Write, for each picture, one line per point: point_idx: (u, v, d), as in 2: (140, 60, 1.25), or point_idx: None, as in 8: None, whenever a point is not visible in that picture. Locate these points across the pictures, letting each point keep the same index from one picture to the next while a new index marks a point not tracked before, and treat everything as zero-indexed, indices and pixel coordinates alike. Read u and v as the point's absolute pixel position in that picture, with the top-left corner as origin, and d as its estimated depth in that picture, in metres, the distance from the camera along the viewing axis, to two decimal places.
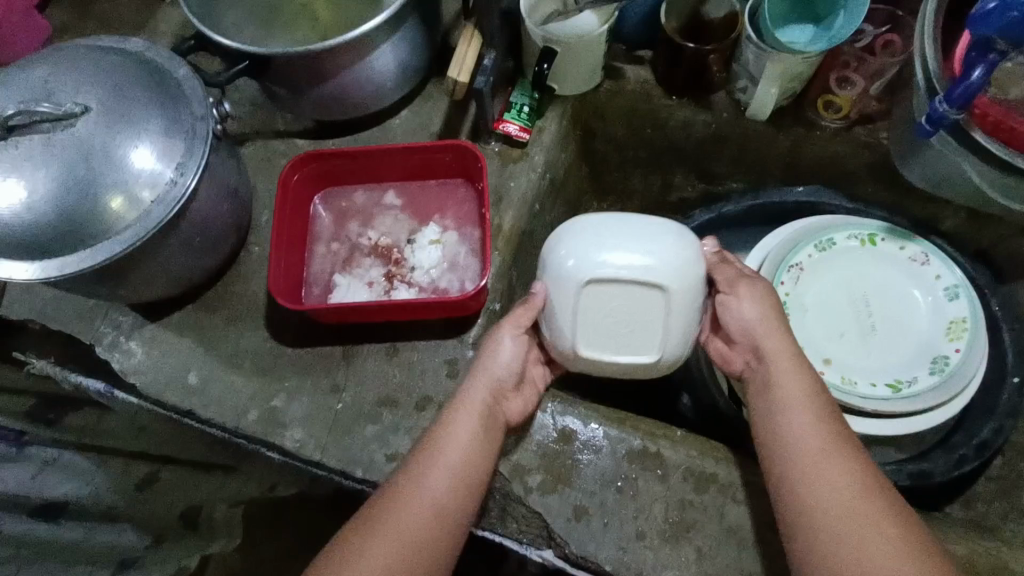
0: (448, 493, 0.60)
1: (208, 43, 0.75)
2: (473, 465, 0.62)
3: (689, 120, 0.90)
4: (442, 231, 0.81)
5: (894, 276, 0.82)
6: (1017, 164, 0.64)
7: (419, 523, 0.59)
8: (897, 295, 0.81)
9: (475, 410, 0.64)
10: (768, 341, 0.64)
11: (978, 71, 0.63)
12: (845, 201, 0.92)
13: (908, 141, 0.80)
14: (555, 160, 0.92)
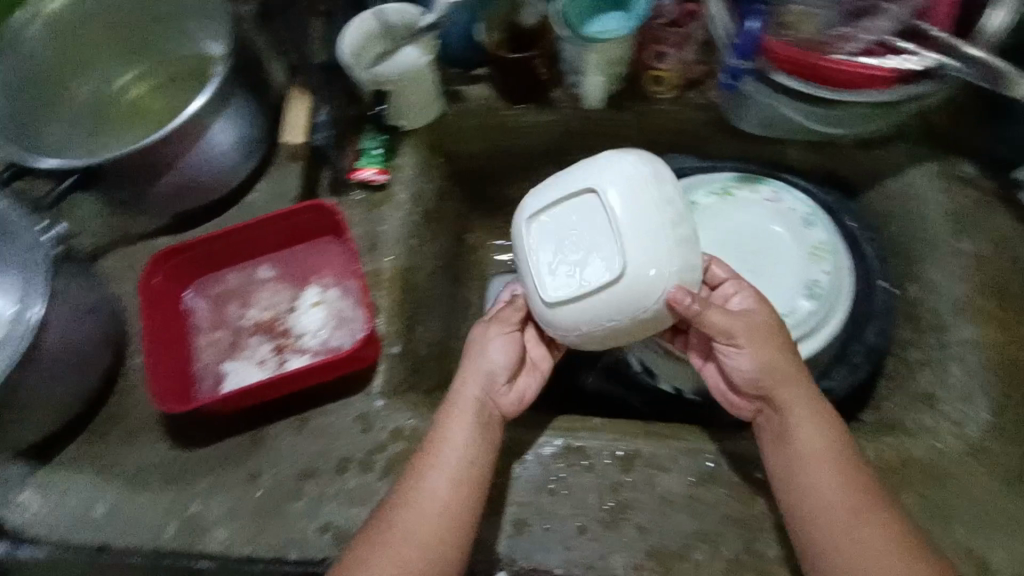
0: (453, 489, 0.63)
1: (27, 170, 0.73)
2: (468, 464, 0.64)
3: (536, 123, 0.93)
4: (323, 291, 0.80)
5: (761, 216, 0.86)
6: (815, 92, 0.72)
7: (422, 531, 0.61)
8: (767, 233, 0.86)
9: (462, 408, 0.67)
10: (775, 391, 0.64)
11: (751, 22, 0.71)
12: (699, 158, 0.95)
13: (729, 98, 0.85)
14: (422, 192, 0.92)
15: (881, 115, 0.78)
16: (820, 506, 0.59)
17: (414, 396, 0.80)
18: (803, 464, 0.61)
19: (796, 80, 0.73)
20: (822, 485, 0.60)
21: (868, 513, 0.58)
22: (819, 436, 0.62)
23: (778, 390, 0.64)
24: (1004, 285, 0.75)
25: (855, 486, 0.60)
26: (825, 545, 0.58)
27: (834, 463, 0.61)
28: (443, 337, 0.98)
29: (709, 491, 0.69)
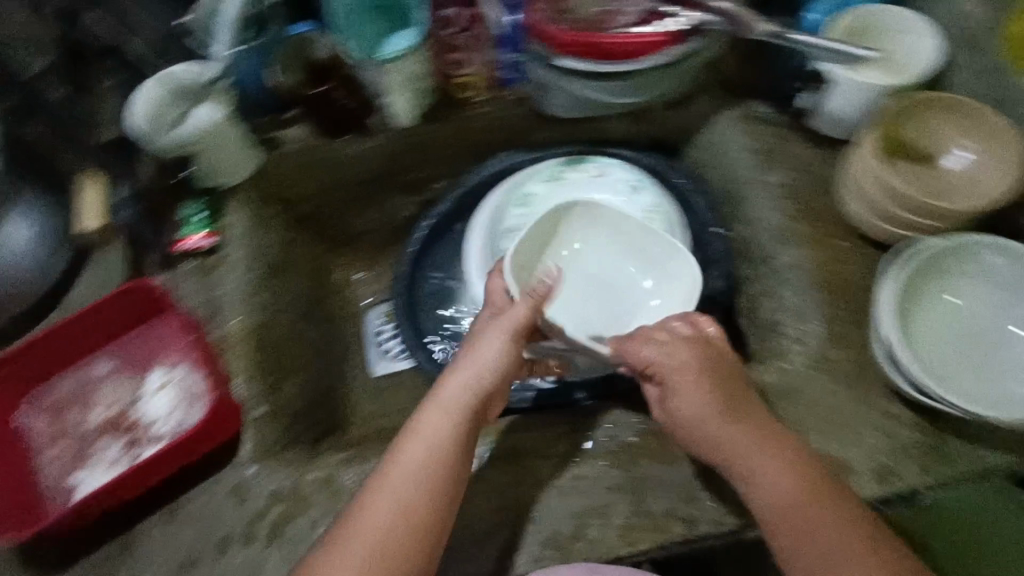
0: (420, 487, 0.61)
1: None
2: (442, 455, 0.63)
3: (361, 152, 0.91)
4: (168, 371, 0.77)
5: (592, 230, 0.84)
6: (600, 69, 0.75)
7: (382, 526, 0.59)
8: (601, 241, 0.84)
9: (444, 401, 0.67)
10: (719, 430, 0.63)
11: None
12: (526, 150, 0.95)
13: (538, 86, 0.86)
14: (262, 246, 0.88)
15: (670, 79, 0.82)
16: (790, 506, 0.59)
17: (290, 453, 0.77)
18: (752, 470, 0.61)
19: (585, 61, 0.75)
20: (773, 488, 0.60)
21: (827, 503, 0.59)
22: (770, 443, 0.62)
23: (727, 412, 0.64)
24: (815, 206, 0.80)
25: (807, 482, 0.60)
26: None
27: (788, 461, 0.61)
28: (321, 384, 0.95)
29: (590, 467, 0.71)
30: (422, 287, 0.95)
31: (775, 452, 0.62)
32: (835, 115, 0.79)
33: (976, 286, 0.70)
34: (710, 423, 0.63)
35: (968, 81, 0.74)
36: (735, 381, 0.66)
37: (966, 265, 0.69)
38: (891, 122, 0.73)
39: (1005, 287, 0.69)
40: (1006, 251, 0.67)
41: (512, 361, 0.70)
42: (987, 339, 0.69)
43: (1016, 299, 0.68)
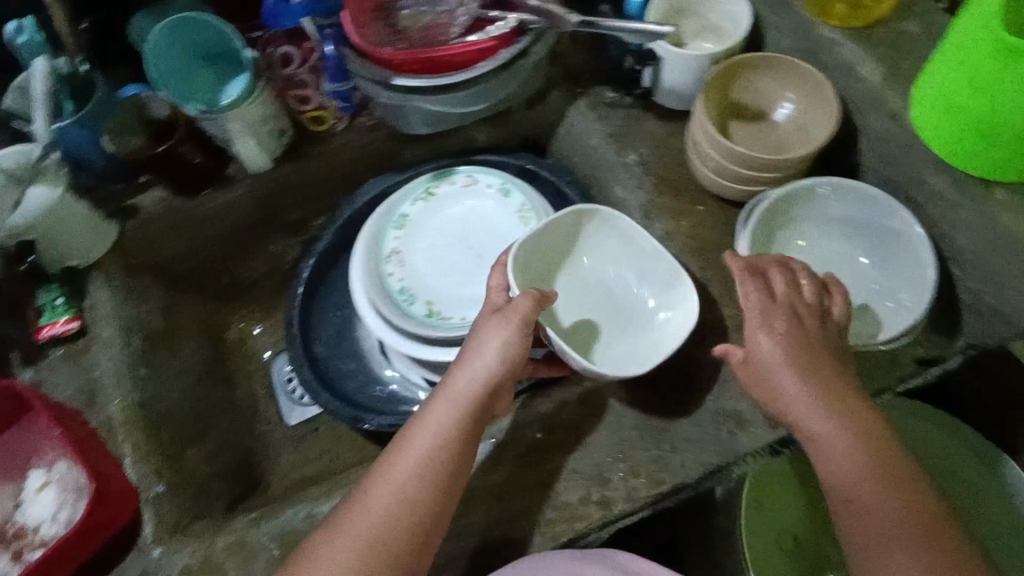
0: (417, 479, 0.63)
1: None
2: (444, 450, 0.64)
3: (226, 203, 0.89)
4: (48, 469, 0.72)
5: (610, 240, 0.81)
6: (434, 82, 0.77)
7: (380, 516, 0.61)
8: (616, 256, 0.82)
9: (451, 394, 0.67)
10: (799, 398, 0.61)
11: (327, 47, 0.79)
12: (400, 172, 0.96)
13: (388, 111, 0.87)
14: (136, 317, 0.85)
15: (515, 79, 0.83)
16: (850, 482, 0.59)
17: (198, 525, 0.73)
18: (828, 444, 0.60)
19: (417, 79, 0.77)
20: (845, 464, 0.59)
21: (894, 485, 0.58)
22: (850, 410, 0.61)
23: (814, 389, 0.61)
24: (671, 178, 0.83)
25: (876, 459, 0.59)
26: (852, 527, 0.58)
27: (863, 434, 0.60)
28: (232, 446, 0.91)
29: (501, 473, 0.72)
30: (318, 326, 0.94)
31: (851, 409, 0.61)
32: (671, 89, 0.83)
33: (822, 224, 0.75)
34: (800, 391, 0.61)
35: (779, 38, 0.79)
36: (825, 359, 0.63)
37: (810, 207, 0.74)
38: (719, 89, 0.78)
39: (847, 222, 0.74)
40: (842, 189, 0.71)
41: (514, 360, 0.68)
42: (839, 272, 0.74)
43: (858, 232, 0.73)
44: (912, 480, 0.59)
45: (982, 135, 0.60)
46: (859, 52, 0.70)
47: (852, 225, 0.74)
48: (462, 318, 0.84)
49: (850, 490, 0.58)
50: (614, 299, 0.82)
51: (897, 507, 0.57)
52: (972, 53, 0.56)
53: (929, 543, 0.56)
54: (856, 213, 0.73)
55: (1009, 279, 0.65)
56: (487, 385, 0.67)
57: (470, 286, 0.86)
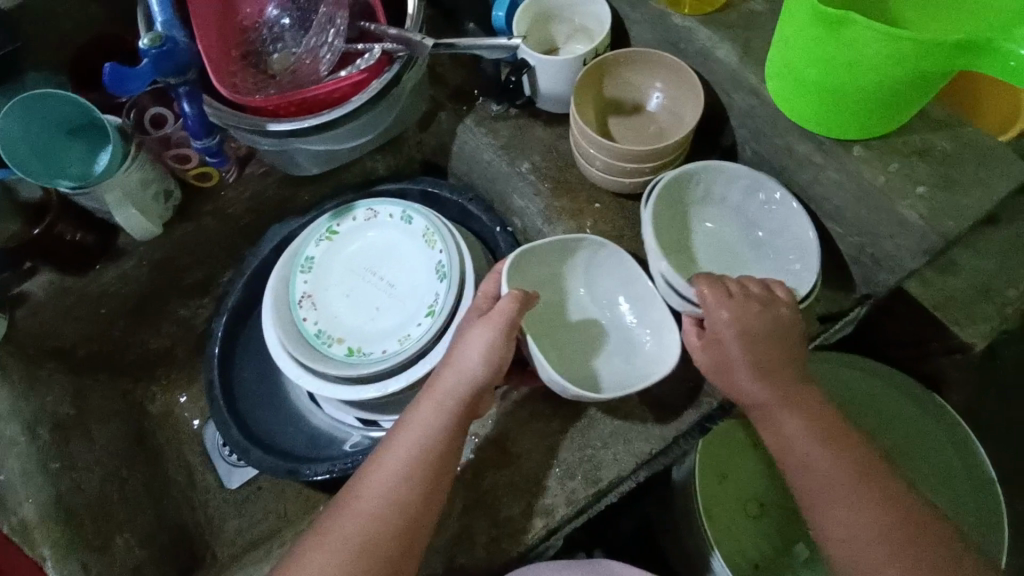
0: (403, 475, 0.62)
1: None
2: (430, 448, 0.64)
3: (122, 274, 0.86)
4: None
5: (612, 275, 0.78)
6: (304, 125, 0.76)
7: (370, 514, 0.61)
8: (614, 290, 0.79)
9: (437, 398, 0.65)
10: (752, 388, 0.62)
11: (188, 105, 0.77)
12: (300, 215, 0.95)
13: (273, 157, 0.86)
14: (39, 411, 0.81)
15: (394, 107, 0.83)
16: (799, 451, 0.61)
17: None
18: (777, 416, 0.62)
19: (287, 121, 0.76)
20: (793, 433, 0.62)
21: (840, 449, 0.61)
22: (795, 380, 0.63)
23: (760, 367, 0.62)
24: (565, 180, 0.85)
25: (822, 425, 0.62)
26: (809, 503, 0.61)
27: (806, 404, 0.62)
28: (170, 524, 0.88)
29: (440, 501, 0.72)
30: (240, 383, 0.92)
31: (799, 391, 0.63)
32: (550, 94, 0.84)
33: (712, 206, 0.77)
34: (754, 385, 0.62)
35: (642, 32, 0.82)
36: (773, 340, 0.62)
37: (696, 191, 0.76)
38: (592, 90, 0.80)
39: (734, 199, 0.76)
40: (718, 171, 0.74)
41: (500, 363, 0.65)
42: (734, 249, 0.76)
43: (746, 208, 0.76)
44: (856, 442, 0.62)
45: (825, 101, 0.63)
46: (713, 36, 0.73)
47: (738, 203, 0.76)
48: (383, 351, 0.83)
49: (800, 466, 0.61)
50: (607, 331, 0.78)
51: (851, 484, 0.59)
52: (801, 25, 0.59)
53: (876, 501, 0.59)
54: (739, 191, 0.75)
55: (881, 232, 0.68)
56: (471, 388, 0.65)
57: (387, 318, 0.86)
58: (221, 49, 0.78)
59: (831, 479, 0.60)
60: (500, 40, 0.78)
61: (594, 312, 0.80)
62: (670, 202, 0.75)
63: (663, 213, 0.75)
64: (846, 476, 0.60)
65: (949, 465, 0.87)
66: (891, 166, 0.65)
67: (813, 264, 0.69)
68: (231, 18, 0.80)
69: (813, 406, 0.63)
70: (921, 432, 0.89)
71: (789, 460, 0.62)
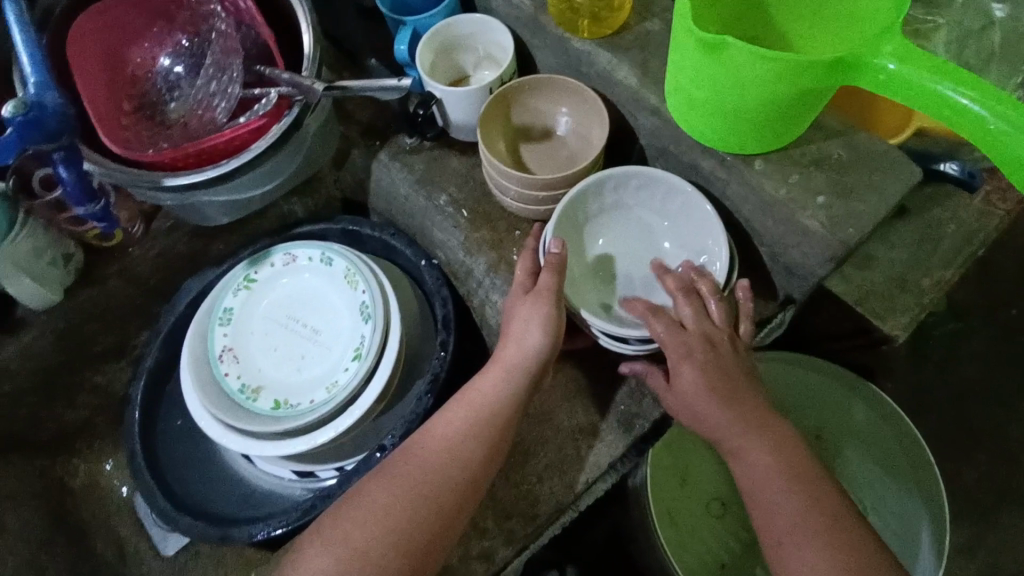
0: (465, 435, 0.63)
1: None
2: (495, 416, 0.64)
3: (20, 349, 0.80)
4: None
5: (624, 208, 0.77)
6: (205, 175, 0.73)
7: (431, 470, 0.61)
8: (630, 225, 0.78)
9: (510, 365, 0.66)
10: (719, 419, 0.61)
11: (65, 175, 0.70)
12: (215, 267, 0.91)
13: (178, 211, 0.82)
14: None
15: (301, 150, 0.81)
16: (766, 490, 0.58)
17: None
18: (744, 447, 0.60)
19: (183, 173, 0.73)
20: (761, 467, 0.59)
21: (816, 491, 0.57)
22: (763, 410, 0.62)
23: (716, 390, 0.61)
24: (482, 210, 0.84)
25: (794, 465, 0.58)
26: (774, 545, 0.56)
27: (777, 439, 0.60)
28: None
29: None
30: (166, 447, 0.88)
31: (773, 425, 0.61)
32: (460, 125, 0.83)
33: (606, 222, 0.78)
34: (726, 416, 0.61)
35: (545, 57, 0.82)
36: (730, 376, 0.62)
37: (591, 214, 0.76)
38: (500, 118, 0.80)
39: (626, 213, 0.77)
40: (606, 181, 0.74)
41: (559, 333, 0.67)
42: (640, 257, 0.77)
43: (640, 220, 0.77)
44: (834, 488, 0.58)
45: (718, 121, 0.64)
46: (611, 59, 0.74)
47: (626, 210, 0.77)
48: (311, 401, 0.80)
49: (767, 500, 0.57)
50: (639, 263, 0.77)
51: (822, 521, 0.55)
52: (683, 50, 0.60)
53: (845, 549, 0.53)
54: (629, 199, 0.76)
55: (790, 241, 0.69)
56: (538, 358, 0.66)
57: (314, 365, 0.83)
58: (111, 102, 0.75)
59: (795, 515, 0.55)
60: (390, 82, 0.75)
61: (619, 258, 0.78)
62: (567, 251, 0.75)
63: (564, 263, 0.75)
64: (812, 512, 0.55)
65: (889, 445, 0.90)
66: (791, 178, 0.66)
67: (719, 237, 0.69)
68: (120, 68, 0.77)
69: (786, 442, 0.60)
70: (863, 422, 0.91)
71: (756, 499, 0.58)
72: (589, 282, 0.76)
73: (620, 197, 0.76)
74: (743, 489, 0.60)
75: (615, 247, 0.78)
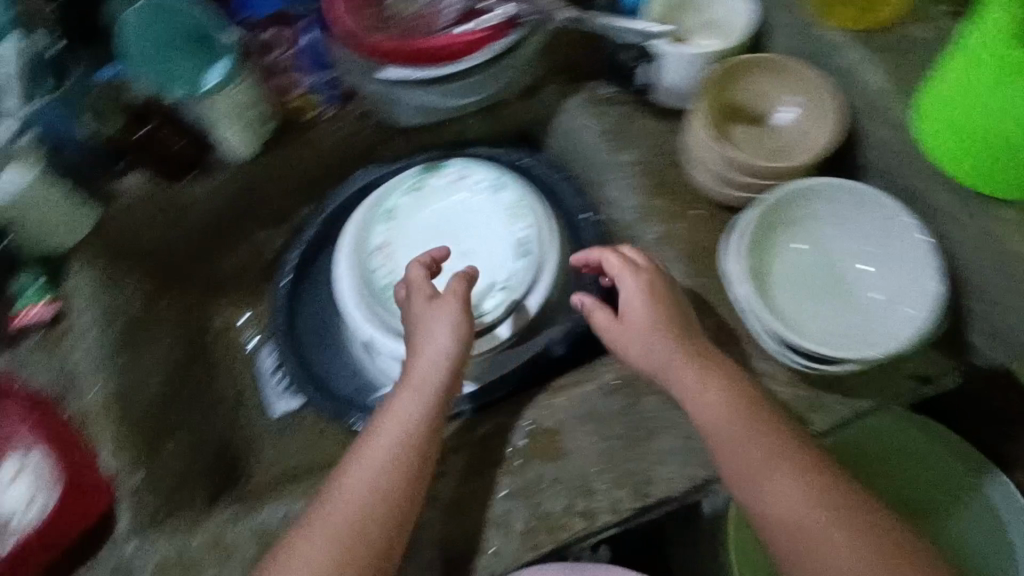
0: (392, 454, 0.66)
1: None
2: (417, 432, 0.67)
3: (207, 189, 0.86)
4: (23, 457, 0.71)
5: (829, 219, 0.70)
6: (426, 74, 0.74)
7: (360, 495, 0.64)
8: (828, 238, 0.71)
9: (411, 389, 0.70)
10: (720, 427, 0.64)
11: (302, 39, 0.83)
12: (386, 164, 0.94)
13: (378, 101, 0.84)
14: (115, 307, 0.83)
15: (510, 72, 0.82)
16: (761, 477, 0.61)
17: (177, 519, 0.73)
18: (729, 437, 0.63)
19: (414, 69, 0.75)
20: (746, 456, 0.62)
21: (820, 496, 0.60)
22: (759, 426, 0.63)
23: (733, 409, 0.64)
24: (665, 179, 0.81)
25: (780, 449, 0.62)
26: (773, 527, 0.60)
27: (771, 450, 0.62)
28: (210, 439, 0.90)
29: (483, 481, 0.71)
30: (302, 318, 0.93)
31: (739, 412, 0.64)
32: (671, 88, 0.80)
33: (806, 227, 0.71)
34: (704, 410, 0.64)
35: (782, 39, 0.77)
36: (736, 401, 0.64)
37: (794, 216, 0.70)
38: (717, 92, 0.75)
39: (828, 219, 0.71)
40: (826, 187, 0.68)
41: (467, 337, 0.73)
42: (829, 275, 0.70)
43: (840, 236, 0.71)
44: (841, 501, 0.59)
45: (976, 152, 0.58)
46: (864, 56, 0.68)
47: (830, 222, 0.71)
48: (450, 316, 0.83)
49: (761, 488, 0.61)
50: (828, 280, 0.70)
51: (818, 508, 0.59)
52: (970, 66, 0.55)
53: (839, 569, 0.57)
54: (837, 213, 0.70)
55: (1008, 301, 0.63)
56: (451, 360, 0.71)
57: (458, 283, 0.84)
58: None
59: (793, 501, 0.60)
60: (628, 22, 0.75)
61: (807, 267, 0.70)
62: (760, 246, 0.69)
63: (754, 256, 0.69)
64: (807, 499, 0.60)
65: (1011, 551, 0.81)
66: None
67: (930, 278, 0.65)
68: None
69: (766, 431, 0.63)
70: (987, 519, 0.83)
71: (745, 486, 0.62)
72: (772, 283, 0.69)
73: (829, 207, 0.70)
74: (729, 474, 0.63)
75: (809, 250, 0.71)
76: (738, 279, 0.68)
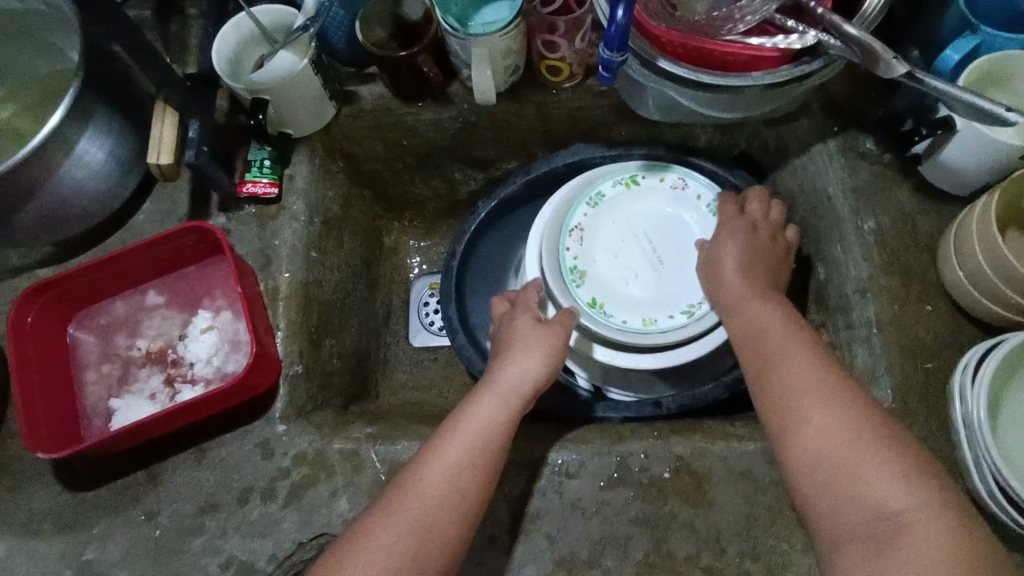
0: (467, 453, 0.62)
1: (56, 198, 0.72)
2: (493, 435, 0.64)
3: (435, 119, 0.87)
4: (215, 314, 0.77)
5: None
6: (698, 78, 0.69)
7: (432, 493, 0.59)
8: None
9: (499, 393, 0.67)
10: (789, 402, 0.57)
11: None
12: (606, 147, 0.91)
13: (629, 86, 0.80)
14: (321, 201, 0.87)
15: (784, 97, 0.75)
16: (830, 456, 0.53)
17: (320, 417, 0.77)
18: (798, 405, 0.57)
19: (702, 70, 0.69)
20: (816, 428, 0.55)
21: (893, 469, 0.51)
22: (811, 370, 0.58)
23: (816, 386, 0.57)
24: (906, 261, 0.74)
25: (860, 427, 0.54)
26: (845, 517, 0.51)
27: (830, 412, 0.55)
28: (357, 346, 0.94)
29: (615, 495, 0.69)
30: (474, 264, 0.96)
31: (816, 379, 0.58)
32: (952, 169, 0.72)
33: None
34: (787, 390, 0.58)
35: None
36: (810, 389, 0.57)
37: None
38: (1015, 192, 0.67)
39: None
40: None
41: (553, 363, 0.71)
42: None
43: None
44: (893, 457, 0.52)
45: None
46: None
47: None
48: (623, 321, 0.81)
49: (834, 470, 0.53)
50: None
51: (893, 487, 0.50)
52: None
53: (866, 510, 0.51)
54: None
55: None
56: (530, 383, 0.69)
57: (643, 291, 0.83)
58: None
59: (866, 490, 0.51)
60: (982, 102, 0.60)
61: None
62: (1005, 374, 0.63)
63: (996, 380, 0.63)
64: (881, 484, 0.51)
65: None
66: None
67: None
68: None
69: (836, 400, 0.56)
70: None
71: (807, 463, 0.54)
72: (1004, 417, 0.63)
73: None
74: (804, 459, 0.55)
75: None
76: (976, 397, 0.61)
